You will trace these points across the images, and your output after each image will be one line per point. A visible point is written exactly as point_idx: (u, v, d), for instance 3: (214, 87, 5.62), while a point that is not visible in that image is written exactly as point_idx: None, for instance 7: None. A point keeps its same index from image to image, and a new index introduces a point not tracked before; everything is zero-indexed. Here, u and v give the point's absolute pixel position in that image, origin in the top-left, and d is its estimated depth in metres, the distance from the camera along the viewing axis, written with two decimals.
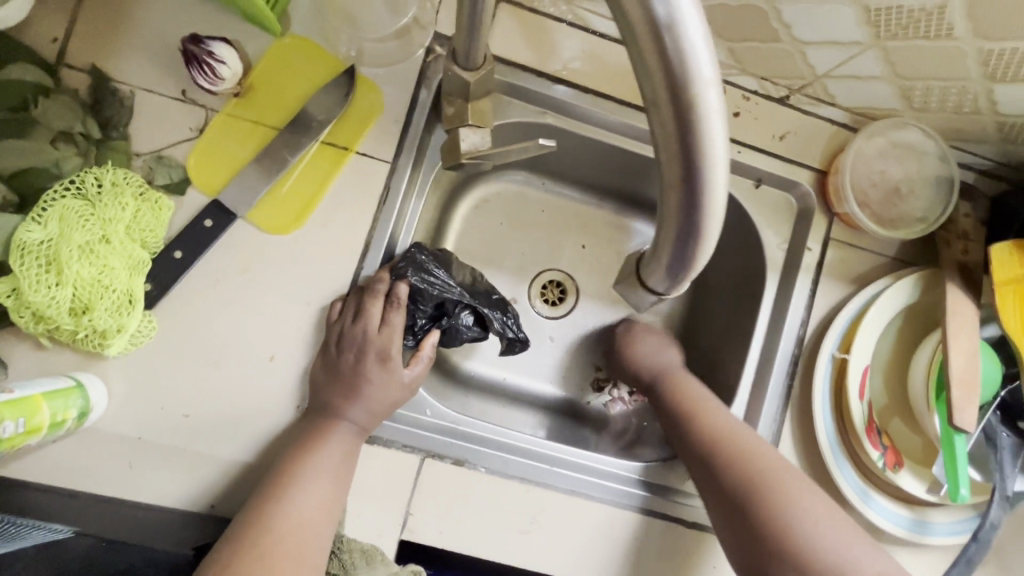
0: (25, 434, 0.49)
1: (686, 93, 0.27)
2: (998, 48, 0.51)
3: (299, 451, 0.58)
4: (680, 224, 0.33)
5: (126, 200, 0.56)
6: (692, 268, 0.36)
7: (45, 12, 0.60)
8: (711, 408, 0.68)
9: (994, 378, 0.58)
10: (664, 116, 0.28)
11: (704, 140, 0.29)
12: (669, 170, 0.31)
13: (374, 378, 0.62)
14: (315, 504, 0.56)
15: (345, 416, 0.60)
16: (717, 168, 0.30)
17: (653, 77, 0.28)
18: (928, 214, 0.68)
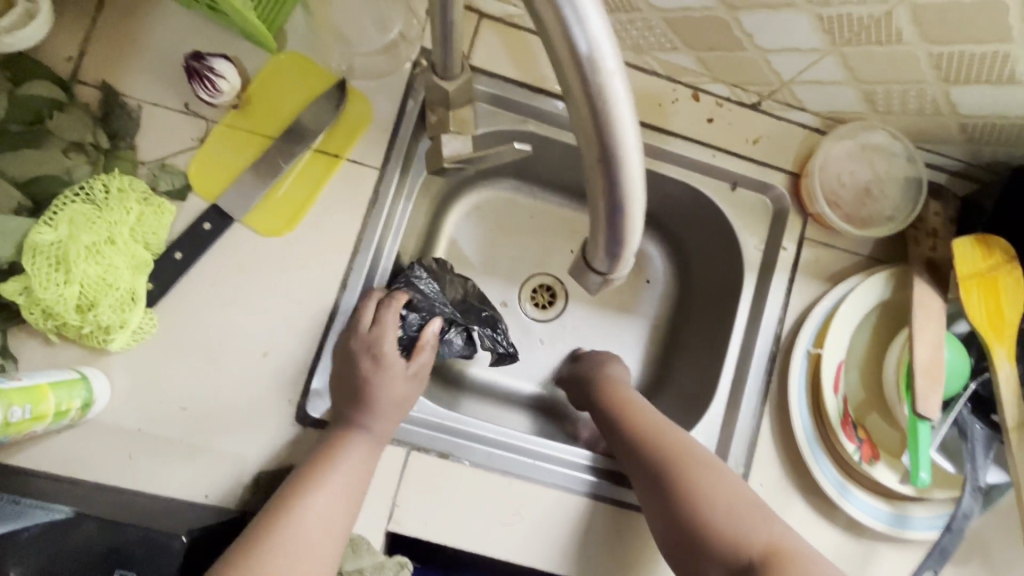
0: (31, 420, 0.52)
1: (595, 81, 0.29)
2: (945, 52, 0.54)
3: (325, 450, 0.61)
4: (605, 203, 0.35)
5: (131, 205, 0.61)
6: (625, 248, 0.38)
7: (61, 34, 0.65)
8: (638, 406, 0.69)
9: (961, 369, 0.60)
10: (576, 102, 0.30)
11: (614, 123, 0.30)
12: (588, 151, 0.32)
13: (391, 380, 0.65)
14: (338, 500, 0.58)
15: (371, 420, 0.63)
16: (633, 149, 0.32)
17: (562, 64, 0.29)
18: (897, 213, 0.71)
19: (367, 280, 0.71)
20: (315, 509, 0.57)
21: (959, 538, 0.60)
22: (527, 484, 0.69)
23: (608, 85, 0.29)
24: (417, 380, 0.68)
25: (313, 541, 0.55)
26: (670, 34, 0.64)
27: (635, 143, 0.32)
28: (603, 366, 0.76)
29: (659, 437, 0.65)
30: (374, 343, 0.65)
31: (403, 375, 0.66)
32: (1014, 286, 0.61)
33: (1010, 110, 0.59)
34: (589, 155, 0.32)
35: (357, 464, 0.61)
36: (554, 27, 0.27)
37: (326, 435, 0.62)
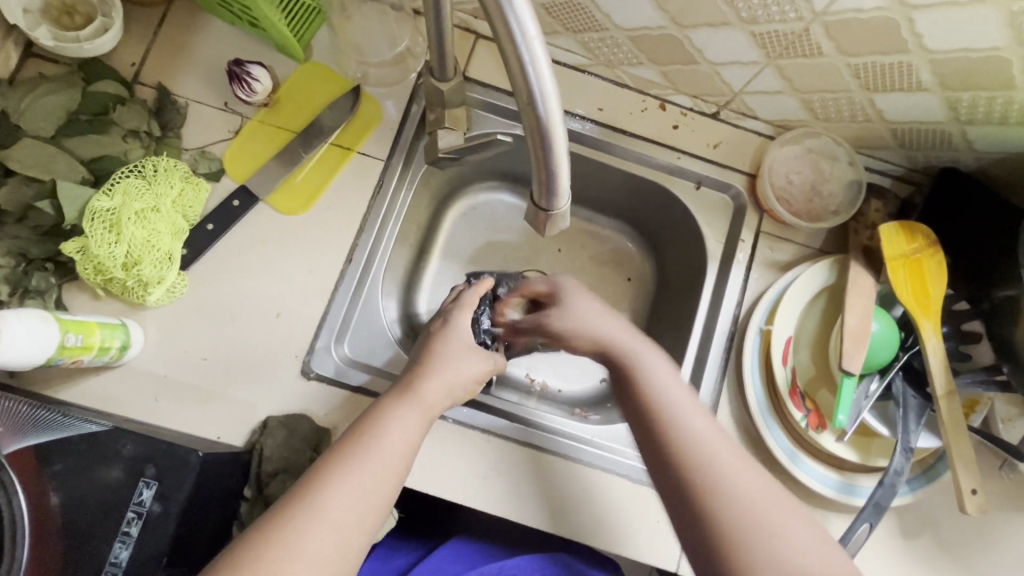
0: (82, 349, 0.62)
1: (518, 45, 0.37)
2: (861, 63, 0.63)
3: (376, 411, 0.61)
4: (540, 145, 0.43)
5: (175, 181, 0.72)
6: (560, 189, 0.47)
7: (128, 44, 0.79)
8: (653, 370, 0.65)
9: (890, 338, 0.68)
10: (510, 65, 0.38)
11: (536, 79, 0.38)
12: (521, 102, 0.40)
13: (452, 359, 0.67)
14: (395, 461, 0.58)
15: (427, 387, 0.63)
16: (554, 103, 0.40)
17: (497, 29, 0.37)
18: (841, 209, 0.80)
19: (369, 256, 0.81)
20: (376, 465, 0.57)
21: (892, 493, 0.67)
22: (504, 440, 0.75)
23: (530, 46, 0.37)
24: (479, 363, 0.69)
25: (367, 495, 0.56)
26: (636, 50, 0.75)
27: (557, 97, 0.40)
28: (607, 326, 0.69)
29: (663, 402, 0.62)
30: (446, 336, 0.69)
31: (468, 357, 0.68)
32: (936, 268, 0.69)
33: (927, 115, 0.68)
34: (521, 104, 0.40)
35: (414, 429, 0.61)
36: (502, 31, 0.36)
37: (382, 398, 0.63)
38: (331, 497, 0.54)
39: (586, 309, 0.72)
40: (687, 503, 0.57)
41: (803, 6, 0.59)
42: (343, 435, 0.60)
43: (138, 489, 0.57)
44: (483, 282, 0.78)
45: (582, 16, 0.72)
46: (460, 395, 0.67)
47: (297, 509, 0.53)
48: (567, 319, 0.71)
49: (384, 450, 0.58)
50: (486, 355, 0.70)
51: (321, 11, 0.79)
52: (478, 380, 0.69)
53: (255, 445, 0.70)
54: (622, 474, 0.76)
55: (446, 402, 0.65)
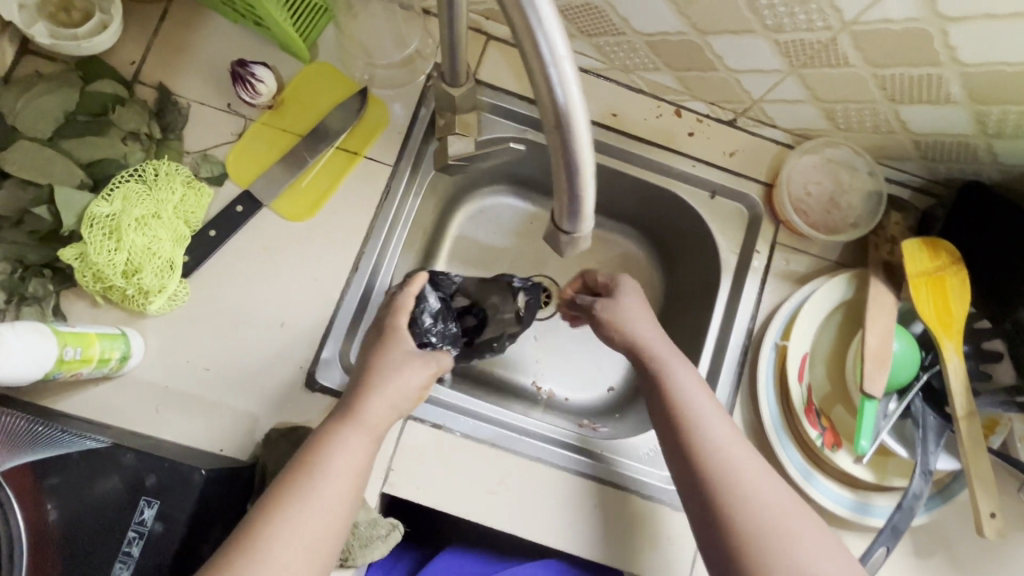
0: (81, 361, 0.60)
1: (546, 62, 0.35)
2: (888, 74, 0.61)
3: (318, 437, 0.59)
4: (565, 165, 0.41)
5: (176, 186, 0.70)
6: (583, 209, 0.45)
7: (127, 42, 0.76)
8: (685, 377, 0.64)
9: (911, 358, 0.66)
10: (537, 82, 0.36)
11: (563, 97, 0.36)
12: (546, 122, 0.38)
13: (393, 372, 0.63)
14: (343, 487, 0.57)
15: (369, 406, 0.61)
16: (581, 121, 0.38)
17: (523, 45, 0.35)
18: (860, 222, 0.78)
19: (375, 264, 0.79)
20: (320, 495, 0.55)
21: (910, 516, 0.65)
22: (514, 456, 0.74)
23: (557, 65, 0.35)
24: (422, 371, 0.65)
25: (315, 529, 0.54)
26: (653, 55, 0.73)
27: (585, 117, 0.38)
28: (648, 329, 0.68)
29: (691, 409, 0.62)
30: (386, 346, 0.66)
31: (410, 367, 0.64)
32: (959, 285, 0.67)
33: (953, 128, 0.66)
34: (547, 124, 0.38)
35: (360, 451, 0.59)
36: (527, 46, 0.35)
37: (324, 421, 0.61)
38: (273, 531, 0.53)
39: (632, 308, 0.70)
40: (710, 513, 0.56)
41: (832, 15, 0.57)
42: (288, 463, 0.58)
43: (139, 507, 0.56)
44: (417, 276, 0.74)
45: (598, 19, 0.70)
46: (404, 409, 0.64)
47: (239, 548, 0.51)
48: (613, 313, 0.70)
49: (329, 478, 0.56)
50: (426, 359, 0.66)
51: (328, 10, 0.77)
52: (424, 387, 0.65)
53: (258, 459, 0.68)
54: (632, 490, 0.75)
55: (392, 418, 0.62)
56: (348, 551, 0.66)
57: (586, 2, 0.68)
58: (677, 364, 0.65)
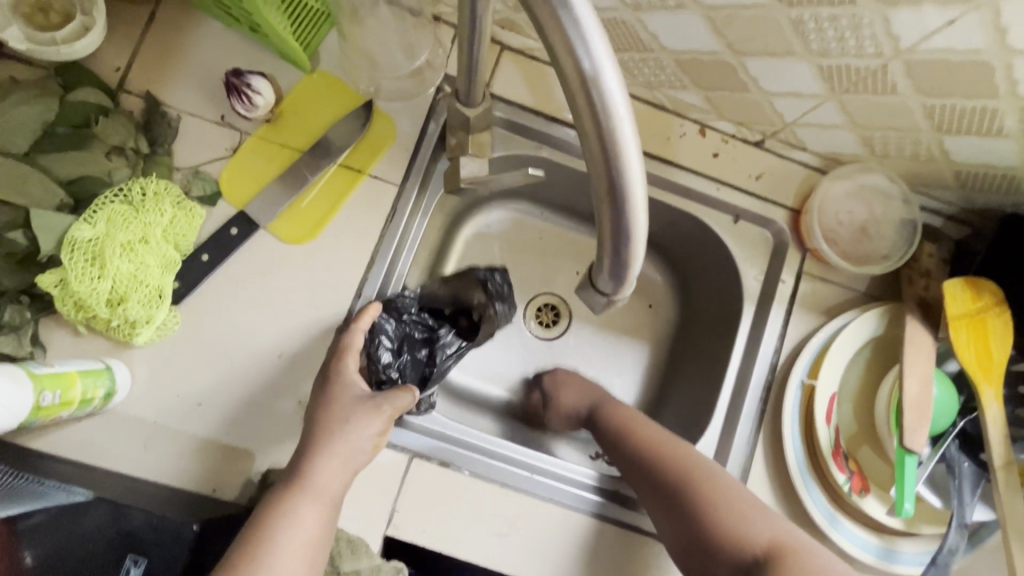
0: (60, 405, 0.55)
1: (604, 124, 0.32)
2: (938, 104, 0.57)
3: (267, 510, 0.54)
4: (611, 235, 0.37)
5: (165, 208, 0.65)
6: (627, 279, 0.41)
7: (111, 47, 0.70)
8: (624, 409, 0.75)
9: (949, 405, 0.63)
10: (584, 126, 0.33)
11: (613, 135, 0.33)
12: (597, 188, 0.35)
13: (340, 428, 0.58)
14: (297, 559, 0.52)
15: (318, 468, 0.56)
16: (637, 188, 0.35)
17: (578, 107, 0.33)
18: (892, 253, 0.74)
19: (380, 290, 0.74)
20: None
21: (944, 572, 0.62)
22: (525, 497, 0.70)
23: (608, 98, 0.32)
24: (373, 419, 0.60)
25: None
26: (680, 73, 0.68)
27: (639, 161, 0.34)
28: (586, 390, 0.79)
29: (638, 432, 0.71)
30: (331, 402, 0.60)
31: (357, 421, 0.59)
32: (1001, 329, 0.64)
33: (1000, 161, 0.62)
34: (598, 192, 0.35)
35: (311, 520, 0.55)
36: (576, 80, 0.31)
37: (273, 491, 0.56)
38: None
39: (571, 386, 0.80)
40: (681, 526, 0.63)
41: (885, 41, 0.52)
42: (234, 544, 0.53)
43: (123, 568, 0.48)
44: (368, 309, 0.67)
45: (624, 34, 0.65)
46: (359, 463, 0.59)
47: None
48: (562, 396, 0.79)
49: (278, 556, 0.51)
50: (378, 405, 0.60)
51: (331, 15, 0.71)
52: (381, 435, 0.60)
53: (254, 503, 0.64)
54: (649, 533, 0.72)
55: (346, 476, 0.58)
56: None
57: (614, 17, 0.63)
58: (616, 402, 0.77)
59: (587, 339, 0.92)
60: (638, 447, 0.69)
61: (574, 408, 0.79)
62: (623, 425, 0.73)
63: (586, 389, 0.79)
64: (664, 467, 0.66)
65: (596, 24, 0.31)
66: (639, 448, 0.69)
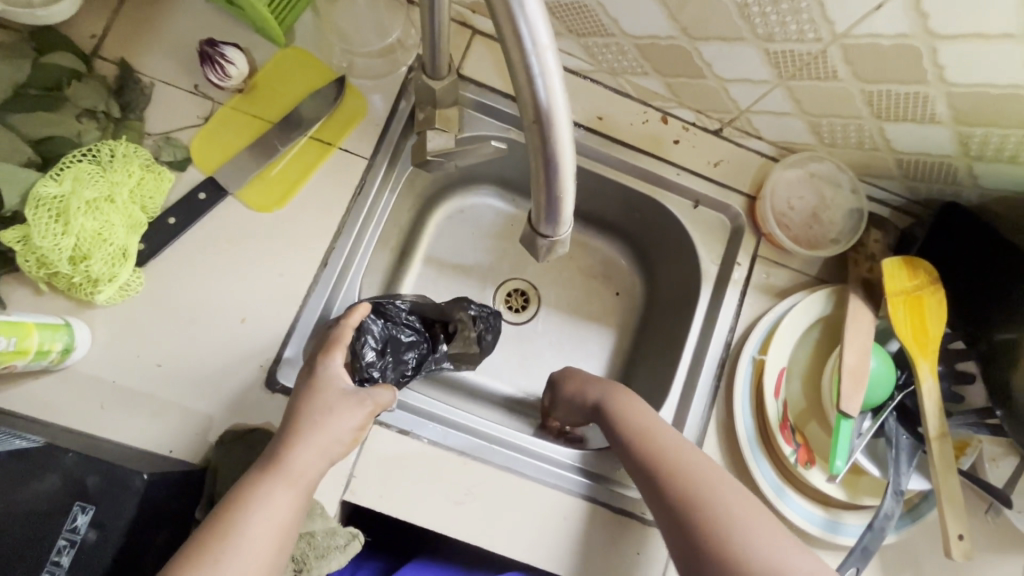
0: (14, 353, 0.56)
1: (535, 75, 0.37)
2: (876, 90, 0.61)
3: (238, 492, 0.52)
4: (543, 163, 0.42)
5: (133, 169, 0.66)
6: (561, 213, 0.47)
7: (88, 15, 0.71)
8: (630, 397, 0.71)
9: (886, 377, 0.67)
10: (517, 76, 0.37)
11: (544, 91, 0.37)
12: (526, 117, 0.39)
13: (321, 416, 0.56)
14: (265, 546, 0.50)
15: (296, 454, 0.54)
16: (561, 115, 0.39)
17: (505, 37, 0.35)
18: (840, 237, 0.78)
19: (346, 261, 0.76)
20: (236, 562, 0.48)
21: (881, 537, 0.65)
22: (484, 466, 0.71)
23: (540, 56, 0.36)
24: (354, 412, 0.58)
25: None
26: (641, 59, 0.71)
27: (565, 110, 0.39)
28: (589, 383, 0.75)
29: (645, 429, 0.66)
30: (314, 389, 0.58)
31: (337, 412, 0.57)
32: (936, 307, 0.67)
33: (936, 148, 0.66)
34: (527, 120, 0.39)
35: (284, 506, 0.52)
36: (510, 36, 0.35)
37: (244, 474, 0.54)
38: None
39: (581, 378, 0.76)
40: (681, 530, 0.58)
41: (823, 26, 0.56)
42: (202, 526, 0.51)
43: (71, 514, 0.51)
44: (358, 307, 0.66)
45: (586, 18, 0.68)
46: (337, 455, 0.57)
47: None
48: (572, 388, 0.77)
49: (246, 541, 0.49)
50: (360, 399, 0.59)
51: None
52: (361, 429, 0.58)
53: (210, 463, 0.64)
54: (606, 504, 0.73)
55: (323, 466, 0.56)
56: (303, 560, 0.61)
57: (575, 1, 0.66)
58: (626, 394, 0.71)
59: (555, 323, 0.93)
60: (641, 444, 0.65)
61: (588, 398, 0.74)
62: (625, 418, 0.68)
63: (596, 382, 0.74)
64: (669, 472, 0.61)
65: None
66: (643, 447, 0.64)
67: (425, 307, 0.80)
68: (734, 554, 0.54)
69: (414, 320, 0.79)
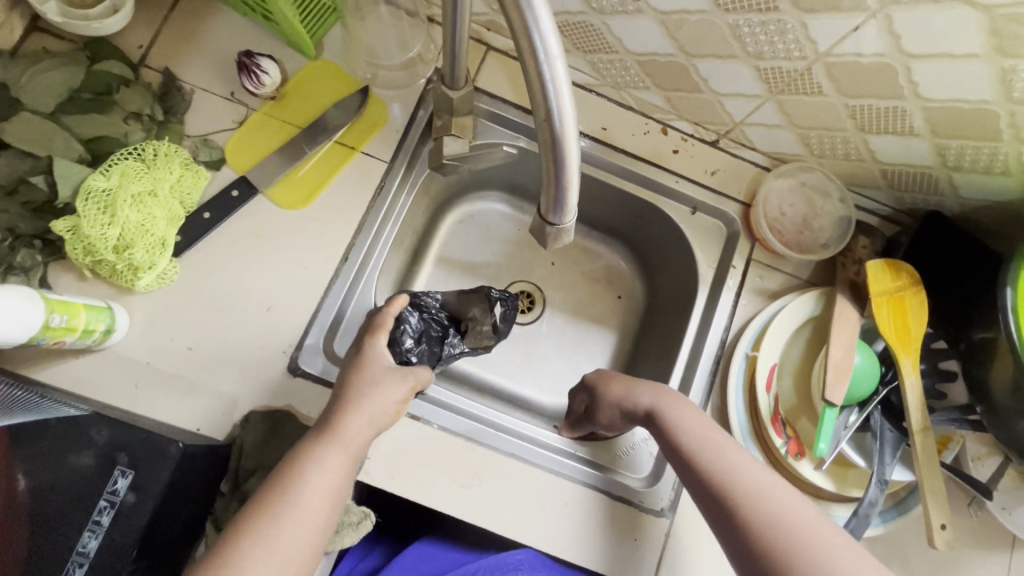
0: (66, 330, 0.61)
1: (547, 82, 0.42)
2: (859, 104, 0.66)
3: (297, 453, 0.57)
4: (553, 157, 0.47)
5: (174, 167, 0.72)
6: (567, 204, 0.51)
7: (136, 27, 0.78)
8: (677, 398, 0.70)
9: (870, 372, 0.71)
10: (531, 82, 0.43)
11: (554, 95, 0.43)
12: (538, 115, 0.44)
13: (370, 388, 0.62)
14: (321, 503, 0.55)
15: (349, 422, 0.59)
16: (569, 117, 0.44)
17: (521, 46, 0.41)
18: (830, 243, 0.82)
19: (364, 256, 0.81)
20: (297, 515, 0.54)
21: (865, 524, 0.69)
22: (489, 451, 0.75)
23: (551, 64, 0.41)
24: (399, 385, 0.64)
25: (293, 543, 0.53)
26: (643, 74, 0.77)
27: (573, 112, 0.45)
28: (636, 387, 0.72)
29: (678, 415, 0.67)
30: (362, 365, 0.64)
31: (384, 385, 0.63)
32: (918, 307, 0.72)
33: (916, 159, 0.71)
34: (539, 119, 0.44)
35: (337, 467, 0.57)
36: (525, 46, 0.41)
37: (302, 438, 0.59)
38: (249, 547, 0.51)
39: (622, 382, 0.74)
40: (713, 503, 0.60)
41: (808, 46, 0.62)
42: (265, 483, 0.56)
43: (114, 476, 0.55)
44: (398, 299, 0.73)
45: (592, 37, 0.74)
46: (384, 424, 0.62)
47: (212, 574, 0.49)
48: (617, 393, 0.73)
49: (304, 497, 0.55)
50: (403, 374, 0.65)
51: (336, 10, 0.80)
52: (404, 402, 0.64)
53: (235, 440, 0.68)
54: (601, 490, 0.77)
55: (371, 434, 0.61)
56: None
57: (582, 20, 0.72)
58: (677, 398, 0.70)
59: (560, 323, 0.98)
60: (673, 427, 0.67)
61: (637, 402, 0.71)
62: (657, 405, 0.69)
63: (644, 387, 0.71)
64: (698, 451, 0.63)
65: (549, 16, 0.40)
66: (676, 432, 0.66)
67: (453, 298, 0.87)
68: (759, 523, 0.56)
69: (444, 309, 0.85)
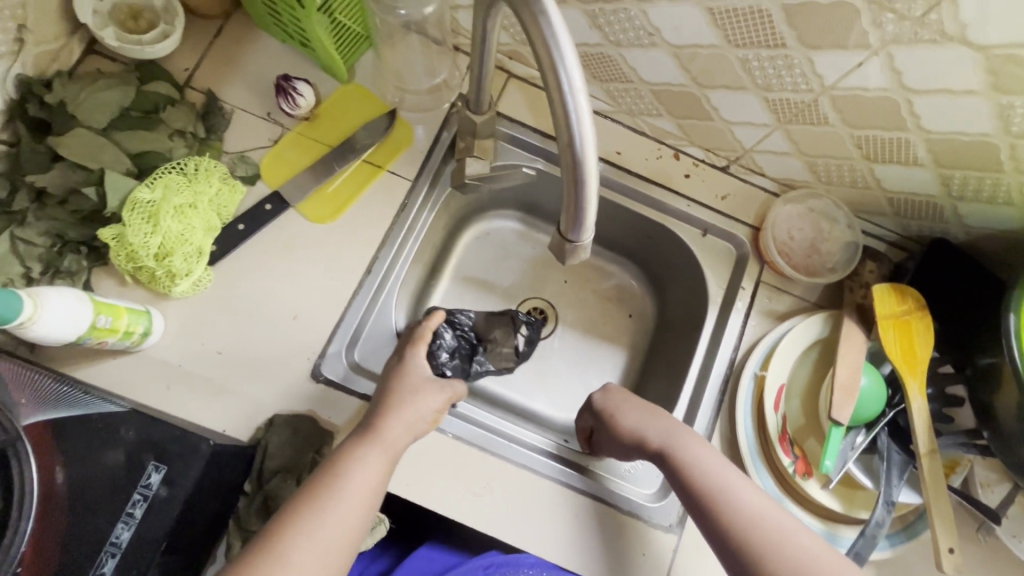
0: (109, 330, 0.65)
1: (570, 110, 0.46)
2: (864, 134, 0.69)
3: (340, 453, 0.61)
4: (573, 180, 0.50)
5: (213, 181, 0.77)
6: (585, 223, 0.54)
7: (183, 51, 0.84)
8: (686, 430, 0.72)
9: (876, 394, 0.73)
10: (556, 110, 0.46)
11: (576, 123, 0.46)
12: (561, 141, 0.48)
13: (411, 396, 0.67)
14: (360, 502, 0.59)
15: (390, 426, 0.64)
16: (590, 145, 0.48)
17: (548, 79, 0.46)
18: (838, 266, 0.84)
19: (386, 269, 0.84)
20: (340, 510, 0.57)
21: (873, 545, 0.69)
22: (502, 462, 0.77)
23: (574, 96, 0.46)
24: (437, 396, 0.69)
25: (335, 539, 0.56)
26: (656, 103, 0.81)
27: (593, 140, 0.48)
28: (650, 419, 0.73)
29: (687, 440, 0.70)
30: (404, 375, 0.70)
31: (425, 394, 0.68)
32: (924, 330, 0.74)
33: (921, 188, 0.73)
34: (562, 144, 0.48)
35: (377, 468, 0.61)
36: (551, 76, 0.45)
37: (345, 440, 0.64)
38: (294, 538, 0.54)
39: (634, 411, 0.75)
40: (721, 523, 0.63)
41: (814, 79, 0.65)
42: (310, 479, 0.60)
43: (146, 472, 0.58)
44: (436, 315, 0.81)
45: (609, 67, 0.78)
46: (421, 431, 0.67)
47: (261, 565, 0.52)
48: (629, 423, 0.74)
49: (347, 494, 0.58)
50: (442, 386, 0.70)
51: (369, 38, 0.86)
52: (439, 411, 0.69)
53: (259, 442, 0.71)
54: (611, 503, 0.78)
55: (408, 439, 0.65)
56: None
57: (600, 51, 0.76)
58: (685, 431, 0.72)
59: (571, 340, 1.00)
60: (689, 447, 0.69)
61: (647, 432, 0.72)
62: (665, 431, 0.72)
63: (659, 420, 0.73)
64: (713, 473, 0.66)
65: (573, 53, 0.44)
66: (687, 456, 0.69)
67: (482, 318, 0.95)
68: (770, 547, 0.60)
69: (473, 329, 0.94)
